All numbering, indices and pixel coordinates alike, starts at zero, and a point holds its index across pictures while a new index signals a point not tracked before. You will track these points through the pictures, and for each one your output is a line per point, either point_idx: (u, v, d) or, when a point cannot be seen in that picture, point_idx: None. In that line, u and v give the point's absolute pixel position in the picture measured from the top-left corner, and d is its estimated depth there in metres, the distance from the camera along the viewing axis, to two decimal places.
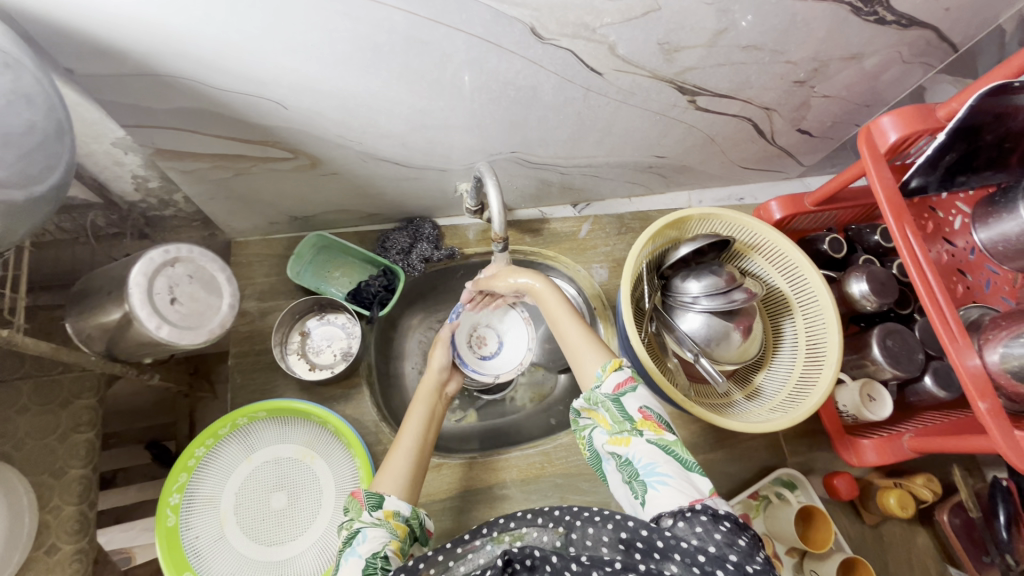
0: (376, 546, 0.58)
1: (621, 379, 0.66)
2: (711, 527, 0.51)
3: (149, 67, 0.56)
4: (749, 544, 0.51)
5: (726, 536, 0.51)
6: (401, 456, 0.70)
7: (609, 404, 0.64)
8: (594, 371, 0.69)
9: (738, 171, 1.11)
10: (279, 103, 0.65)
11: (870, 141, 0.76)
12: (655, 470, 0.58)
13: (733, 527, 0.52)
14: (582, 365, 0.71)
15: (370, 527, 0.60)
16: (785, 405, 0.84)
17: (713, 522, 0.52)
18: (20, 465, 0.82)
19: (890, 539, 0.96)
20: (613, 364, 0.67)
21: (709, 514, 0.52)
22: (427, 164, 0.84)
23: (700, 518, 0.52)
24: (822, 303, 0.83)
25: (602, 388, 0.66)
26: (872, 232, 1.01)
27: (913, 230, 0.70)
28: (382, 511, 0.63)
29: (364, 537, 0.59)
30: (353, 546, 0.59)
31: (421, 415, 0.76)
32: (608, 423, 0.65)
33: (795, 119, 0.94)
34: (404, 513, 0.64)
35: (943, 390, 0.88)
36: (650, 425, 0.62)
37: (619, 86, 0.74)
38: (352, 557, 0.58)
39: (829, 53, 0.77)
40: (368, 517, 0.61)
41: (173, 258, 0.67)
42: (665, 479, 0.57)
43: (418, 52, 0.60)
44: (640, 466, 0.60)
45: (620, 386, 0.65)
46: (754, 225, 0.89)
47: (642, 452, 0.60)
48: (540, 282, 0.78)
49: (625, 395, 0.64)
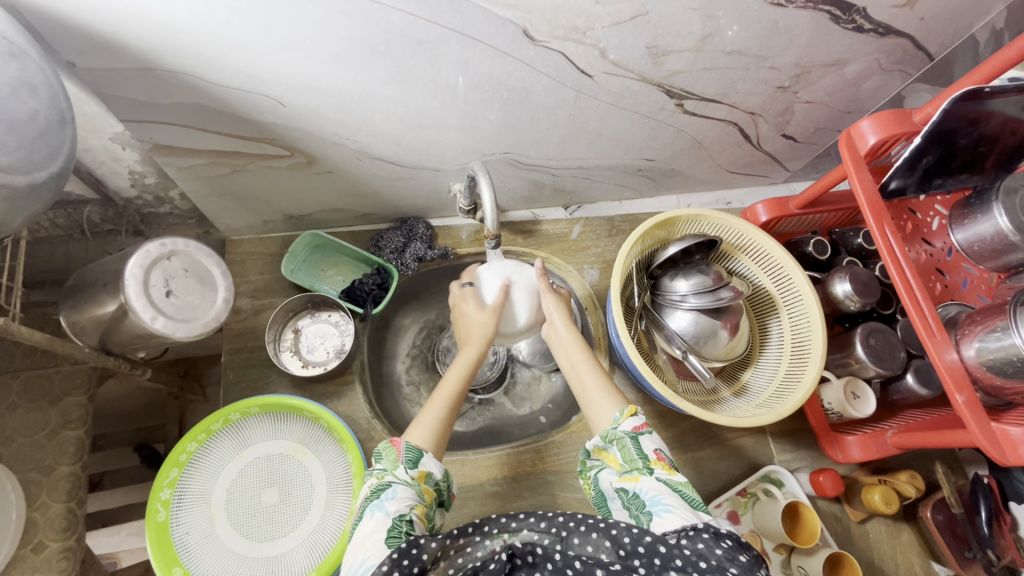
0: (402, 507, 0.59)
1: (637, 423, 0.68)
2: (712, 544, 0.51)
3: (149, 61, 0.58)
4: (752, 559, 0.50)
5: (727, 551, 0.50)
6: (434, 411, 0.72)
7: (626, 442, 0.67)
8: (611, 414, 0.71)
9: (726, 175, 1.14)
10: (277, 100, 0.66)
11: (850, 144, 0.78)
12: (660, 500, 0.59)
13: (736, 544, 0.51)
14: (596, 412, 0.73)
15: (399, 484, 0.61)
16: (772, 401, 0.86)
17: (714, 538, 0.51)
18: (8, 462, 0.81)
19: (875, 536, 0.97)
20: (630, 409, 0.70)
21: (711, 531, 0.52)
22: (421, 164, 0.86)
23: (702, 535, 0.52)
24: (807, 302, 0.85)
25: (619, 427, 0.68)
26: (855, 235, 1.04)
27: (892, 230, 0.73)
28: (416, 471, 0.64)
29: (393, 493, 0.60)
30: (380, 499, 0.60)
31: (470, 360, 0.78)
32: (618, 464, 0.67)
33: (779, 124, 0.97)
34: (434, 475, 0.65)
35: (925, 389, 0.90)
36: (662, 464, 0.64)
37: (609, 88, 0.77)
38: (379, 510, 0.58)
39: (810, 60, 0.80)
40: (402, 473, 0.63)
41: (169, 251, 0.68)
42: (668, 508, 0.58)
43: (414, 52, 0.62)
44: (646, 497, 0.61)
45: (635, 427, 0.68)
46: (740, 225, 0.91)
47: (649, 487, 0.62)
48: (563, 330, 0.82)
49: (643, 435, 0.67)
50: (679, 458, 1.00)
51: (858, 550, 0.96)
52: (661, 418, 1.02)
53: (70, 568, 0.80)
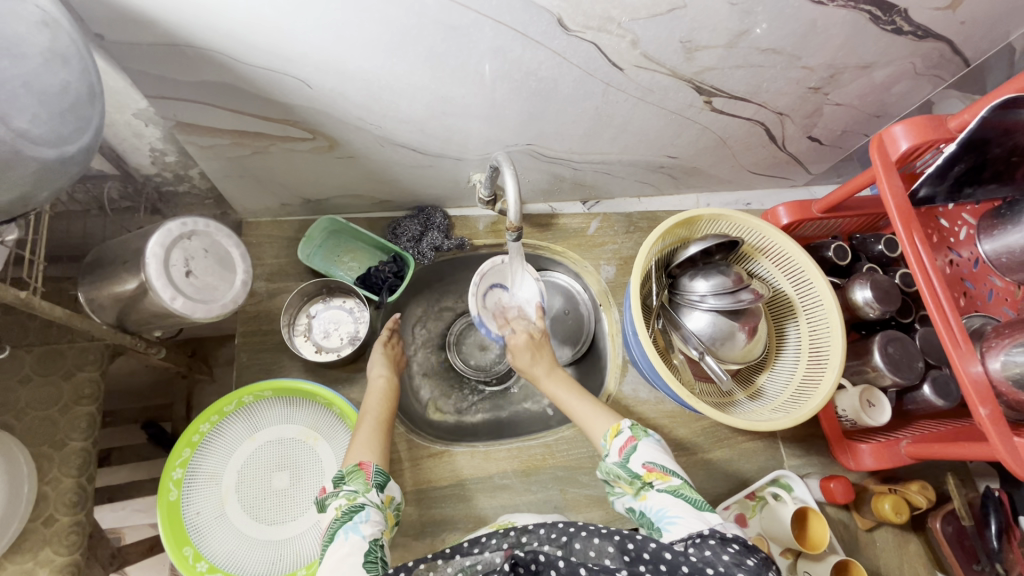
0: (376, 531, 0.59)
1: (622, 442, 0.71)
2: (719, 549, 0.52)
3: (180, 38, 0.57)
4: (759, 562, 0.51)
5: (734, 557, 0.51)
6: (366, 432, 0.74)
7: (617, 470, 0.69)
8: (600, 440, 0.75)
9: (748, 175, 1.13)
10: (304, 81, 0.65)
11: (881, 149, 0.77)
12: (665, 515, 0.61)
13: (742, 548, 0.52)
14: (595, 431, 0.77)
15: (372, 507, 0.62)
16: (787, 406, 0.85)
17: (721, 544, 0.53)
18: (20, 436, 0.83)
19: (883, 544, 0.97)
20: (613, 432, 0.73)
21: (717, 537, 0.53)
22: (443, 152, 0.85)
23: (709, 542, 0.53)
24: (827, 307, 0.84)
25: (610, 457, 0.71)
26: (876, 241, 1.03)
27: (921, 237, 0.72)
28: (384, 495, 0.65)
29: (366, 516, 0.60)
30: (354, 521, 0.59)
31: (379, 395, 0.81)
32: (626, 487, 0.68)
33: (806, 126, 0.96)
34: (397, 500, 0.66)
35: (941, 400, 0.89)
36: (657, 476, 0.65)
37: (639, 82, 0.75)
38: (353, 533, 0.58)
39: (845, 61, 0.78)
40: (374, 496, 0.64)
41: (189, 231, 0.68)
42: (673, 520, 0.60)
43: (445, 37, 0.61)
44: (652, 513, 0.63)
45: (623, 450, 0.70)
46: (762, 227, 0.90)
47: (654, 502, 0.64)
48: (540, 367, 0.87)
49: (629, 455, 0.69)
50: (689, 459, 0.99)
51: (864, 557, 0.96)
52: (672, 418, 1.01)
53: (79, 543, 0.81)
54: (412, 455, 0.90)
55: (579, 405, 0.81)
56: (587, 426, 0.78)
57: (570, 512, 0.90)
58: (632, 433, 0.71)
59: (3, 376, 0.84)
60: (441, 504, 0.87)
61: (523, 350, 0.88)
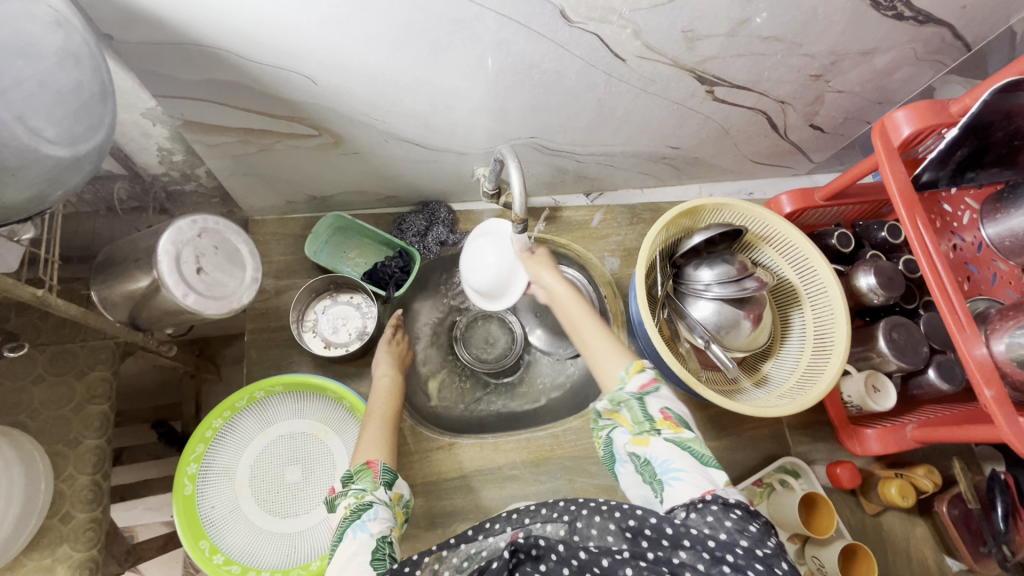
0: (384, 528, 0.60)
1: (644, 379, 0.68)
2: (722, 515, 0.54)
3: (187, 36, 0.57)
4: (761, 529, 0.53)
5: (737, 523, 0.53)
6: (374, 431, 0.75)
7: (632, 404, 0.65)
8: (617, 372, 0.70)
9: (750, 165, 1.13)
10: (309, 78, 0.66)
11: (884, 134, 0.77)
12: (671, 467, 0.60)
13: (744, 515, 0.54)
14: (606, 369, 0.72)
15: (380, 504, 0.62)
16: (793, 392, 0.86)
17: (724, 510, 0.54)
18: (36, 435, 0.84)
19: (891, 528, 0.98)
20: (635, 366, 0.69)
21: (720, 504, 0.54)
22: (446, 147, 0.86)
23: (711, 508, 0.54)
24: (831, 293, 0.85)
25: (626, 388, 0.67)
26: (880, 228, 1.03)
27: (924, 222, 0.72)
28: (392, 493, 0.66)
29: (374, 513, 0.61)
30: (362, 520, 0.59)
31: (385, 392, 0.82)
32: (629, 423, 0.65)
33: (808, 114, 0.96)
34: (406, 497, 0.68)
35: (946, 384, 0.90)
36: (669, 424, 0.63)
37: (641, 73, 0.76)
38: (362, 531, 0.58)
39: (846, 47, 0.79)
40: (382, 493, 0.64)
41: (199, 229, 0.68)
42: (678, 475, 0.59)
43: (449, 31, 0.62)
44: (657, 464, 0.61)
45: (644, 386, 0.67)
46: (765, 216, 0.90)
47: (659, 451, 0.61)
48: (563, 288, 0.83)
49: (649, 396, 0.66)
50: None
51: (872, 542, 0.97)
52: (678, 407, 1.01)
53: (96, 539, 0.83)
54: (422, 447, 0.90)
55: (594, 337, 0.76)
56: (597, 357, 0.74)
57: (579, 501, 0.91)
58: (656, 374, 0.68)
59: (17, 376, 0.85)
60: (452, 495, 0.88)
61: (547, 271, 0.86)
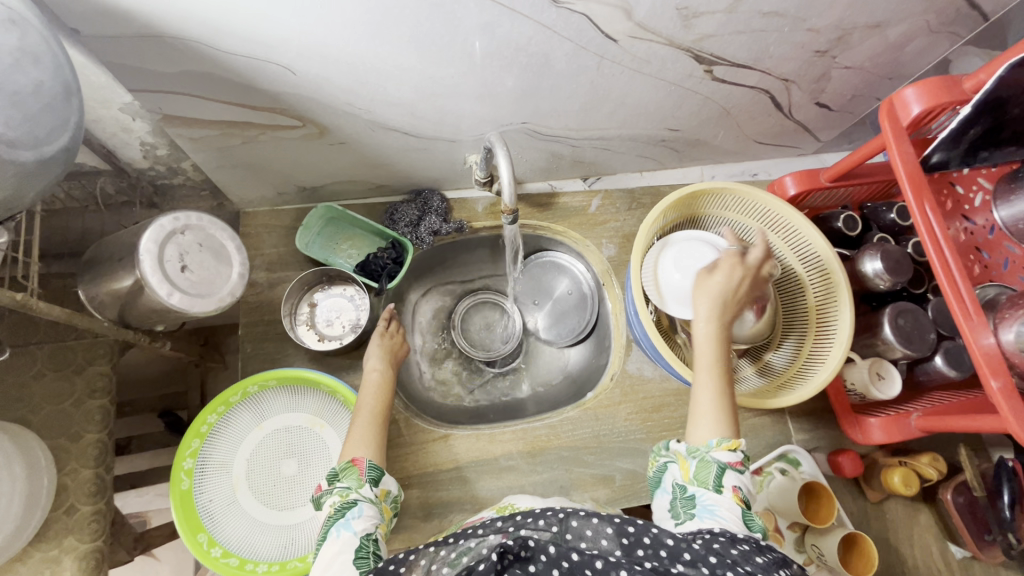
0: (368, 526, 0.60)
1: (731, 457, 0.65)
2: (728, 544, 0.52)
3: (157, 28, 0.55)
4: (769, 561, 0.50)
5: (742, 552, 0.51)
6: (362, 425, 0.75)
7: (708, 462, 0.65)
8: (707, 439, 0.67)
9: (753, 145, 1.09)
10: (287, 67, 0.63)
11: (892, 114, 0.74)
12: (713, 512, 0.61)
13: (753, 548, 0.52)
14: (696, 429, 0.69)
15: (365, 502, 0.63)
16: (794, 381, 0.84)
17: (731, 541, 0.53)
18: (39, 428, 0.85)
19: (893, 515, 0.97)
20: (728, 443, 0.66)
21: (727, 536, 0.53)
22: (436, 134, 0.83)
23: (718, 538, 0.53)
24: (834, 280, 0.82)
25: (712, 452, 0.66)
26: (889, 210, 1.00)
27: (933, 206, 0.69)
28: (379, 489, 0.66)
29: (359, 512, 0.61)
30: (346, 518, 0.60)
31: (374, 384, 0.81)
32: (690, 473, 0.66)
33: (814, 92, 0.92)
34: (393, 493, 0.68)
35: (955, 371, 0.88)
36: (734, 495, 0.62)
37: (634, 54, 0.72)
38: (346, 530, 0.59)
39: (853, 21, 0.74)
40: (367, 491, 0.65)
41: (182, 226, 0.67)
42: (715, 520, 0.60)
43: (429, 14, 0.59)
44: (700, 504, 0.62)
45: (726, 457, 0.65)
46: (766, 200, 0.87)
47: (707, 502, 0.62)
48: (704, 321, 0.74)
49: (731, 469, 0.64)
50: None
51: (873, 529, 0.96)
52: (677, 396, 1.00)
53: (101, 529, 0.85)
54: (418, 439, 0.90)
55: (704, 390, 0.71)
56: (697, 412, 0.70)
57: (576, 490, 0.91)
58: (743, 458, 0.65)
59: (16, 373, 0.87)
60: (447, 486, 0.89)
61: (705, 298, 0.75)
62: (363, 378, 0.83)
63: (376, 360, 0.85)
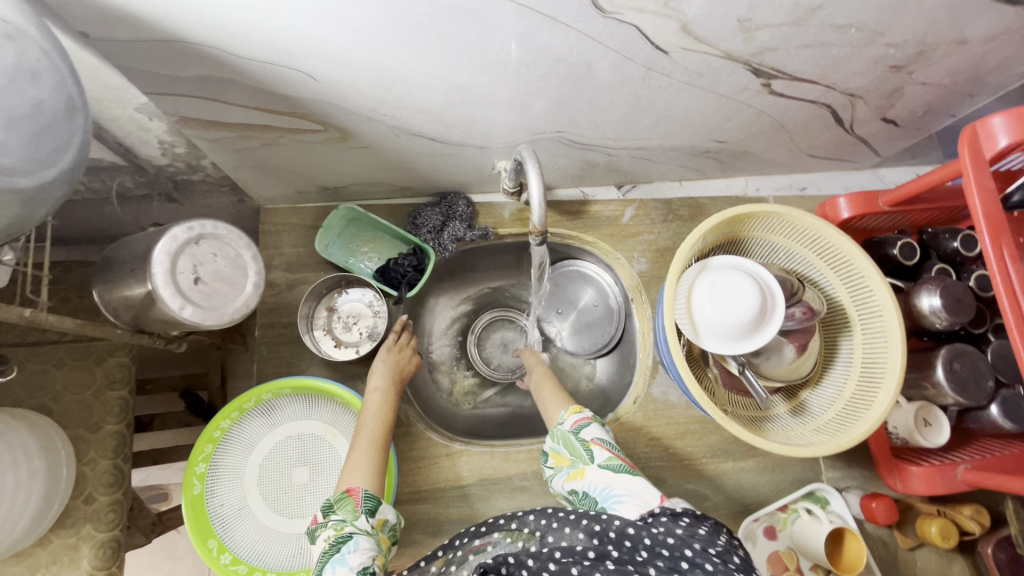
0: (366, 559, 0.58)
1: (576, 416, 0.72)
2: (672, 523, 0.56)
3: (169, 34, 0.51)
4: (710, 530, 0.54)
5: (687, 529, 0.55)
6: (360, 450, 0.72)
7: (568, 441, 0.71)
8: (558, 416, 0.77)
9: (806, 158, 1.01)
10: (309, 74, 0.59)
11: (974, 141, 0.65)
12: (610, 493, 0.63)
13: (692, 520, 0.56)
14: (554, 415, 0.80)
15: (362, 535, 0.61)
16: (833, 427, 0.78)
17: (673, 520, 0.56)
18: (58, 417, 0.85)
19: (925, 565, 0.92)
20: (573, 406, 0.74)
21: (668, 514, 0.57)
22: (464, 141, 0.78)
23: (661, 519, 0.57)
24: (888, 322, 0.75)
25: (563, 426, 0.73)
26: (952, 238, 0.90)
27: (1013, 254, 0.61)
28: (375, 520, 0.64)
29: (354, 545, 0.59)
30: (341, 553, 0.58)
31: (376, 407, 0.79)
32: (570, 461, 0.70)
33: (881, 107, 0.83)
34: (391, 522, 0.66)
35: (1010, 423, 0.81)
36: (600, 449, 0.68)
37: (685, 66, 0.65)
38: (341, 566, 0.57)
39: (937, 36, 0.66)
40: (363, 522, 0.62)
41: (197, 235, 0.65)
42: (618, 499, 0.62)
43: (463, 23, 0.54)
44: (596, 493, 0.65)
45: (576, 422, 0.71)
46: (818, 227, 0.80)
47: (595, 479, 0.66)
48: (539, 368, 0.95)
49: (581, 427, 0.71)
50: (718, 467, 0.94)
51: None
52: (703, 424, 0.95)
53: (118, 520, 0.85)
54: (432, 453, 0.88)
55: (548, 392, 0.85)
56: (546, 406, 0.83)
57: None
58: (587, 410, 0.72)
59: (37, 361, 0.86)
60: (457, 503, 0.87)
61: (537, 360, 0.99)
62: (365, 399, 0.80)
63: (379, 380, 0.82)
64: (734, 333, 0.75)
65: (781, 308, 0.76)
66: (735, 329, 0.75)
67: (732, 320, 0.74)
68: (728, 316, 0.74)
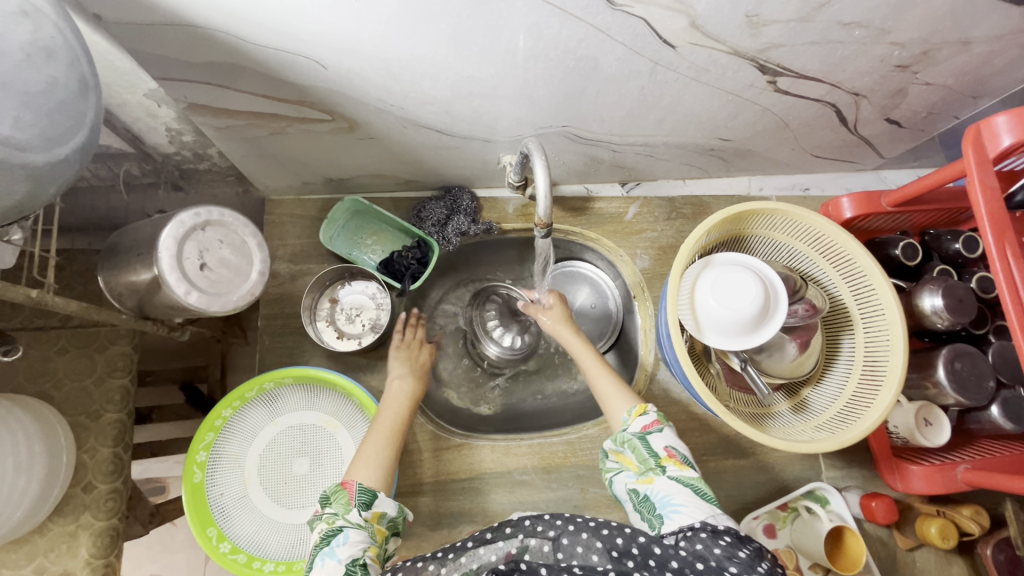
0: (355, 552, 0.58)
1: (646, 421, 0.70)
2: (711, 543, 0.55)
3: (181, 18, 0.52)
4: (752, 553, 0.53)
5: (726, 549, 0.54)
6: (374, 445, 0.72)
7: (636, 444, 0.69)
8: (622, 416, 0.74)
9: (809, 158, 1.01)
10: (318, 61, 0.59)
11: (977, 141, 0.66)
12: (671, 502, 0.62)
13: (733, 541, 0.55)
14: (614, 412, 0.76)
15: (353, 528, 0.60)
16: (834, 424, 0.79)
17: (712, 538, 0.55)
18: (59, 404, 0.85)
19: (924, 565, 0.92)
20: (639, 408, 0.72)
21: (709, 531, 0.56)
22: (470, 134, 0.78)
23: (700, 535, 0.56)
24: (889, 319, 0.75)
25: (629, 428, 0.71)
26: (953, 240, 0.91)
27: (1016, 253, 0.61)
28: (370, 512, 0.63)
29: (344, 538, 0.59)
30: (331, 546, 0.58)
31: (393, 404, 0.79)
32: (635, 466, 0.68)
33: (885, 108, 0.84)
34: (389, 515, 0.64)
35: (1010, 424, 0.81)
36: (673, 462, 0.66)
37: (692, 61, 0.66)
38: (330, 558, 0.58)
39: (942, 36, 0.66)
40: (355, 516, 0.62)
41: (204, 221, 0.65)
42: (677, 509, 0.61)
43: (473, 13, 0.54)
44: (656, 499, 0.63)
45: (645, 427, 0.70)
46: (820, 225, 0.80)
47: (660, 488, 0.64)
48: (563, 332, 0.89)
49: (652, 434, 0.69)
50: (718, 464, 0.94)
51: None
52: (704, 421, 0.96)
53: (117, 507, 0.85)
54: (433, 445, 0.88)
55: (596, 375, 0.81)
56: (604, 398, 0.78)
57: (590, 511, 0.88)
58: (657, 416, 0.71)
59: (40, 347, 0.86)
60: (457, 496, 0.87)
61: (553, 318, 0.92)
62: (382, 395, 0.80)
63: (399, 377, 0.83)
64: (740, 329, 0.75)
65: (785, 304, 0.76)
66: (740, 325, 0.75)
67: (737, 316, 0.74)
68: (733, 312, 0.75)
